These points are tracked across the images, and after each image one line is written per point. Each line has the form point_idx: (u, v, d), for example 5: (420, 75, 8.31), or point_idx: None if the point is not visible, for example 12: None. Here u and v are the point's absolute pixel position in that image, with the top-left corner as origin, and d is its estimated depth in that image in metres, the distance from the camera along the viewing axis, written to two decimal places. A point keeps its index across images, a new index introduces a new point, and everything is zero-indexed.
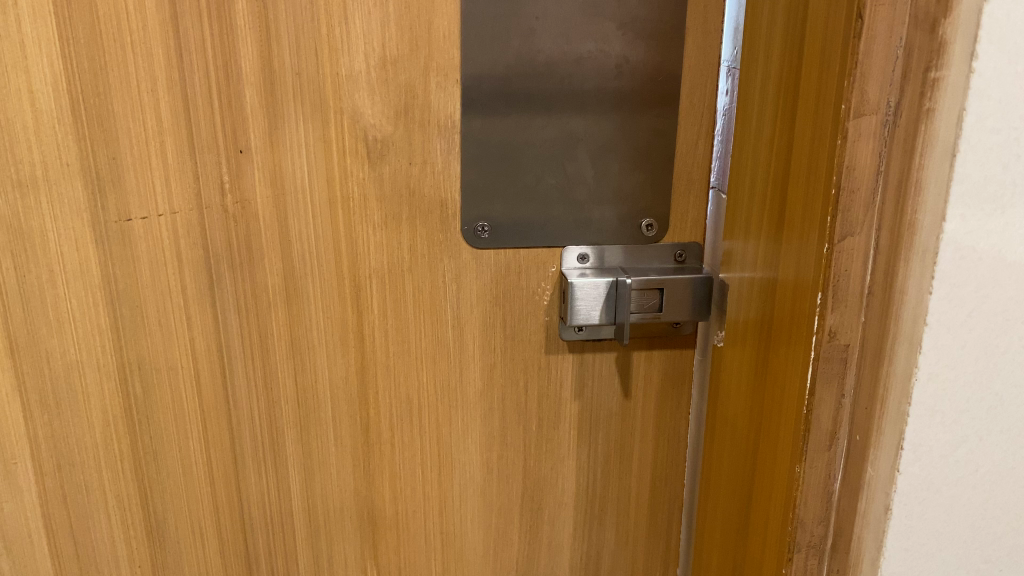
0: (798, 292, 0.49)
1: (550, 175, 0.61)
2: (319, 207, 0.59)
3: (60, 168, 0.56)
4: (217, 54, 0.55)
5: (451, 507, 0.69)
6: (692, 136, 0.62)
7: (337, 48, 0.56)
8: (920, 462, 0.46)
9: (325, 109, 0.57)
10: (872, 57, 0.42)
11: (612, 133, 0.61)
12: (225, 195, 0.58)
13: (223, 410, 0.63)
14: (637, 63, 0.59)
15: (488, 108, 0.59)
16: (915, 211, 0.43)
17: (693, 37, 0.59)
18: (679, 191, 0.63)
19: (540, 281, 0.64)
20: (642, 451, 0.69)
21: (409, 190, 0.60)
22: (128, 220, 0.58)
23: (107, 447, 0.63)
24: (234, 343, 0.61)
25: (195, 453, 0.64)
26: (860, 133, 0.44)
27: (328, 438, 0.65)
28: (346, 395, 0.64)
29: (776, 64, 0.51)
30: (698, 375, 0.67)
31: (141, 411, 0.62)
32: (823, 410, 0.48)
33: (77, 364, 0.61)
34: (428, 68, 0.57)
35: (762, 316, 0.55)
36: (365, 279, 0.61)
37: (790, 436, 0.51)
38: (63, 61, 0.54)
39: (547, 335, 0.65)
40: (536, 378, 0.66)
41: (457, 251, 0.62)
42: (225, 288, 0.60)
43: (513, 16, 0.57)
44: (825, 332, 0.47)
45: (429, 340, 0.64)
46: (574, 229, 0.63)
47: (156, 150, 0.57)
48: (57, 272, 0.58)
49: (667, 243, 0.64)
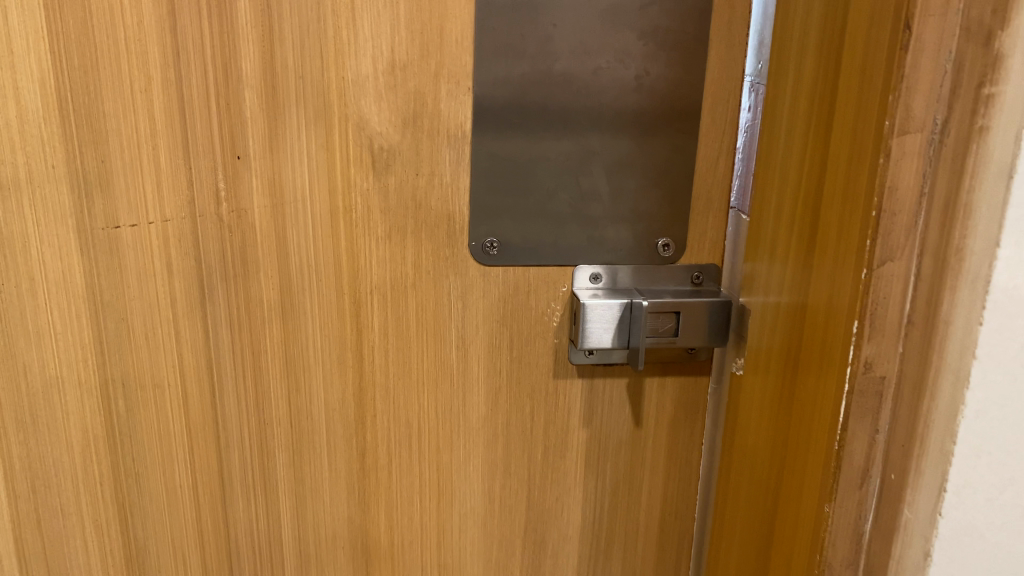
0: (830, 319, 0.46)
1: (564, 191, 0.58)
2: (320, 218, 0.56)
3: (45, 171, 0.53)
4: (215, 55, 0.52)
5: (450, 538, 0.65)
6: (713, 153, 0.59)
7: (343, 50, 0.53)
8: (963, 506, 0.43)
9: (329, 115, 0.54)
10: (920, 71, 0.40)
11: (629, 148, 0.58)
12: (221, 203, 0.55)
13: (212, 431, 0.59)
14: (658, 76, 0.57)
15: (500, 119, 0.56)
16: (964, 236, 0.40)
17: (716, 50, 0.57)
18: (698, 211, 0.60)
19: (550, 302, 0.60)
20: (652, 482, 0.65)
21: (415, 203, 0.57)
22: (116, 227, 0.54)
23: (86, 469, 0.59)
24: (225, 360, 0.58)
25: (180, 477, 0.60)
26: (904, 151, 0.41)
27: (322, 464, 0.61)
28: (343, 418, 0.61)
29: (809, 79, 0.49)
30: (713, 404, 0.64)
31: (123, 430, 0.59)
32: (856, 446, 0.46)
33: (57, 380, 0.57)
34: (439, 74, 0.55)
35: (787, 344, 0.52)
36: (366, 296, 0.58)
37: (819, 473, 0.48)
38: (52, 57, 0.51)
39: (556, 358, 0.62)
40: (543, 404, 0.62)
41: (463, 267, 0.59)
42: (217, 302, 0.57)
43: (530, 22, 0.54)
44: (860, 362, 0.44)
45: (431, 361, 0.60)
46: (587, 247, 0.60)
47: (149, 154, 0.53)
48: (38, 281, 0.55)
49: (684, 264, 0.61)
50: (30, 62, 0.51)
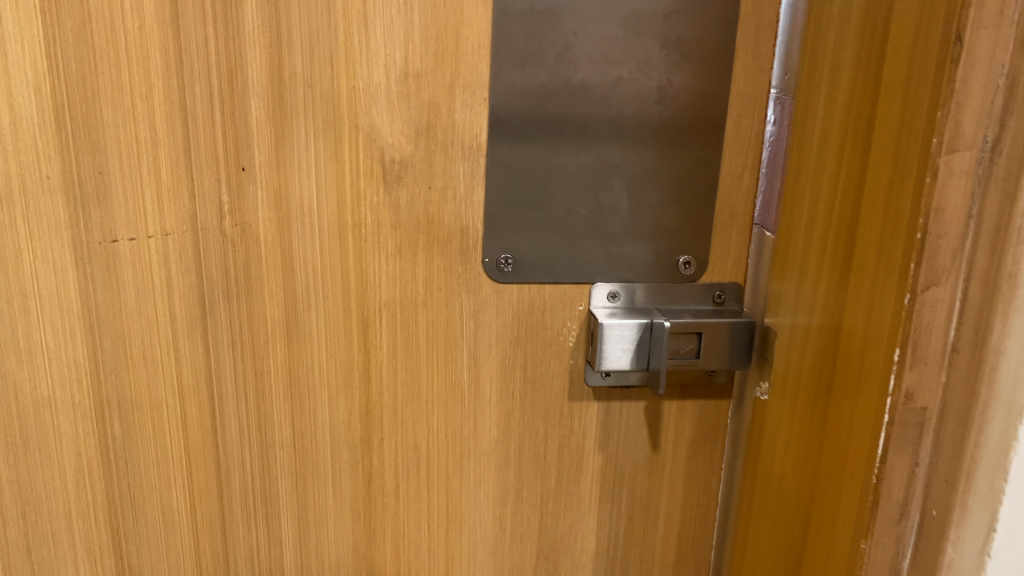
0: (868, 346, 0.44)
1: (582, 206, 0.56)
2: (328, 233, 0.53)
3: (39, 182, 0.50)
4: (220, 61, 0.49)
5: (458, 567, 0.62)
6: (737, 167, 0.57)
7: (355, 57, 0.51)
8: (1015, 547, 0.40)
9: (339, 125, 0.52)
10: (971, 86, 0.38)
11: (650, 162, 0.55)
12: (224, 217, 0.52)
13: (212, 454, 0.57)
14: (681, 88, 0.54)
15: (517, 131, 0.54)
16: (1017, 259, 0.37)
17: (742, 61, 0.55)
18: (721, 228, 0.58)
19: (566, 321, 0.58)
20: (669, 508, 0.63)
21: (428, 218, 0.54)
22: (113, 240, 0.52)
23: (78, 493, 0.56)
24: (226, 380, 0.55)
25: (178, 502, 0.57)
26: (952, 171, 0.39)
27: (326, 489, 0.59)
28: (349, 442, 0.58)
29: (845, 92, 0.46)
30: (732, 428, 0.62)
31: (118, 454, 0.56)
32: (894, 479, 0.43)
33: (50, 401, 0.54)
34: (454, 84, 0.52)
35: (818, 369, 0.49)
36: (375, 314, 0.56)
37: (854, 506, 0.46)
38: (48, 62, 0.48)
39: (572, 380, 0.59)
40: (558, 428, 0.60)
41: (476, 285, 0.56)
42: (219, 320, 0.54)
43: (550, 30, 0.52)
44: (901, 393, 0.42)
45: (441, 383, 0.58)
46: (605, 264, 0.57)
47: (149, 165, 0.51)
48: (30, 298, 0.52)
49: (705, 283, 0.59)
50: (25, 67, 0.48)
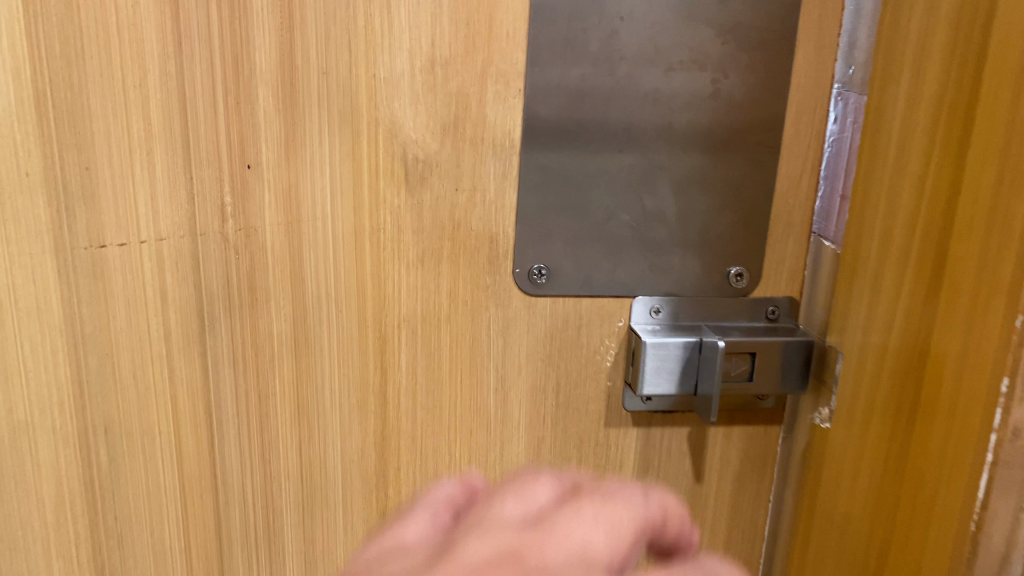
0: (965, 374, 0.39)
1: (625, 211, 0.50)
2: (343, 240, 0.48)
3: (17, 179, 0.44)
4: (224, 44, 0.44)
5: None
6: (795, 170, 0.51)
7: (376, 43, 0.45)
8: None
9: (356, 119, 0.46)
10: None
11: (701, 163, 0.50)
12: (227, 220, 0.46)
13: (209, 485, 0.51)
14: (737, 80, 0.49)
15: (555, 127, 0.48)
16: None
17: (804, 51, 0.49)
18: (776, 236, 0.52)
19: (604, 339, 0.52)
20: (711, 543, 0.58)
21: (453, 224, 0.49)
22: (101, 246, 0.45)
23: (59, 530, 0.50)
24: (227, 403, 0.50)
25: (170, 539, 0.51)
26: None
27: (337, 524, 0.53)
28: (362, 472, 0.52)
29: (934, 84, 0.41)
30: (782, 456, 0.56)
31: (104, 486, 0.50)
32: (997, 527, 0.37)
33: (27, 427, 0.48)
34: (485, 73, 0.47)
35: (898, 397, 0.44)
36: (393, 330, 0.50)
37: (945, 555, 0.40)
38: (28, 43, 0.42)
39: (609, 404, 0.53)
40: (593, 456, 0.54)
41: (506, 299, 0.51)
42: (220, 337, 0.48)
43: (593, 14, 0.46)
44: (1008, 428, 0.36)
45: (466, 407, 0.52)
46: (648, 276, 0.51)
47: (143, 163, 0.45)
48: (6, 311, 0.46)
49: (758, 297, 0.53)
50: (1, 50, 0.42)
